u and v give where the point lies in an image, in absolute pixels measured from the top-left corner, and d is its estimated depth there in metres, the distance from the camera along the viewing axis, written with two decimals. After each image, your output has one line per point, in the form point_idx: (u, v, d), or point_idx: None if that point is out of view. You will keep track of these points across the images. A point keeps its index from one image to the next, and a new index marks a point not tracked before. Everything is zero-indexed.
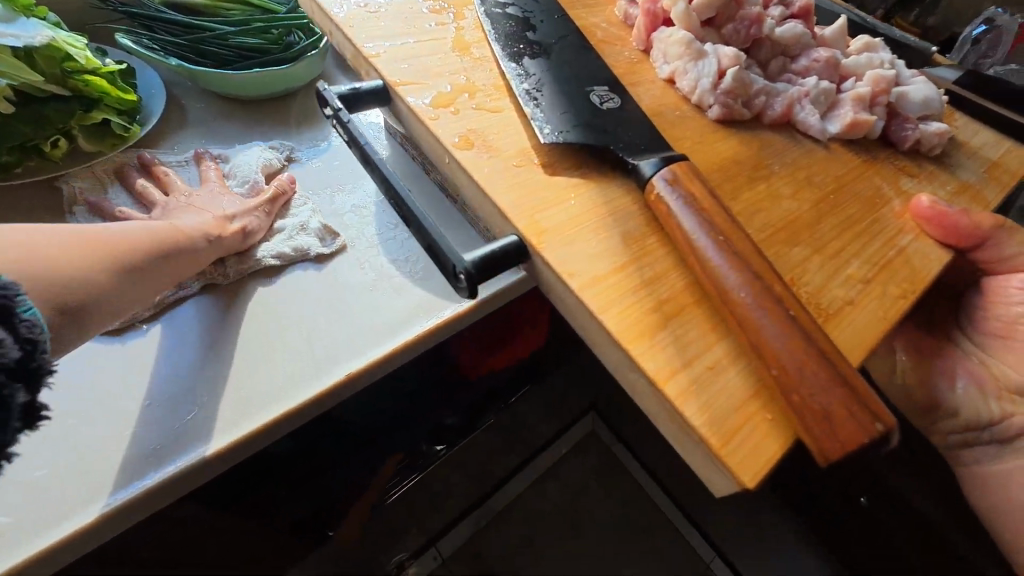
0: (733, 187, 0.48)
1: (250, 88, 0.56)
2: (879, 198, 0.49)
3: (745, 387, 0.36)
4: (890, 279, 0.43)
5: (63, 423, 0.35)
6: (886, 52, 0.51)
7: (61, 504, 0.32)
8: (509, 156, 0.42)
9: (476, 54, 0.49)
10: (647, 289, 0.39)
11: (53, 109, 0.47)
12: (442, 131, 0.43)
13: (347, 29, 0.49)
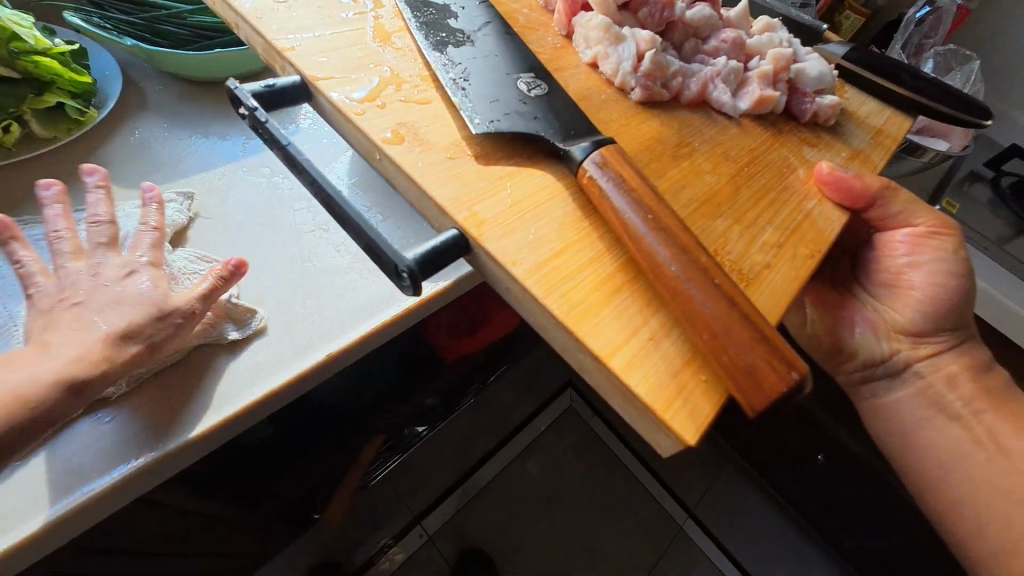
0: (659, 166, 0.48)
1: (214, 68, 0.63)
2: (788, 166, 0.55)
3: (682, 359, 0.32)
4: (798, 241, 0.46)
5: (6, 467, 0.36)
6: (781, 32, 0.64)
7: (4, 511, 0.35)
8: (442, 151, 0.40)
9: (397, 44, 0.49)
10: (584, 270, 0.35)
11: (4, 92, 0.52)
12: (371, 126, 0.40)
13: (255, 21, 0.46)
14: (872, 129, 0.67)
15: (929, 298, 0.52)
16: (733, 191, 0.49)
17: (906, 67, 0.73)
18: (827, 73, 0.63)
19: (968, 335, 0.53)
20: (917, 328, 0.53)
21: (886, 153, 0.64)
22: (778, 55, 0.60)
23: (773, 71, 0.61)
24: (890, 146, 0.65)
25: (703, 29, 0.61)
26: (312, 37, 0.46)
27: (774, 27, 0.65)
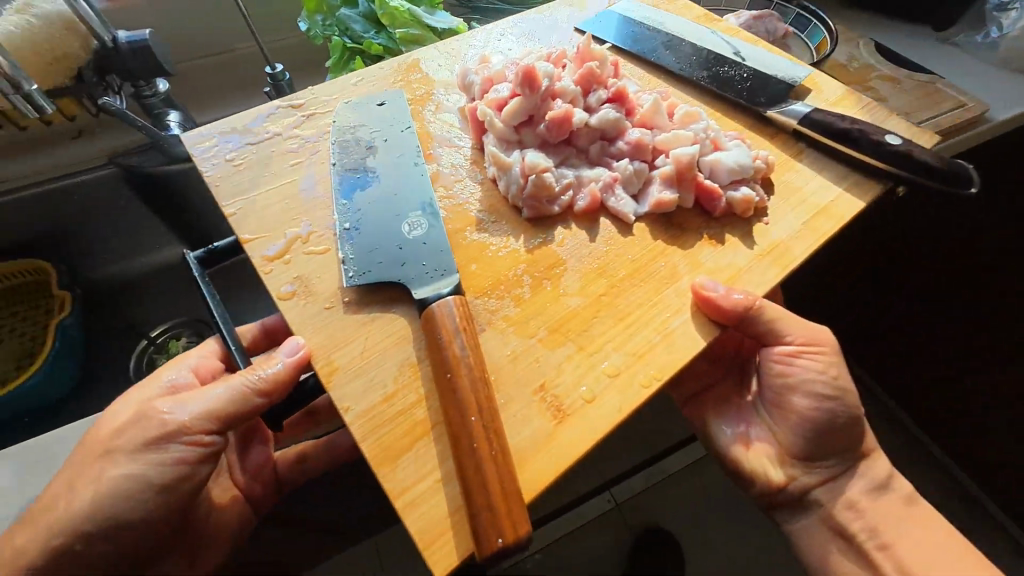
0: (525, 291, 0.54)
1: None
2: (674, 274, 0.56)
3: (455, 508, 0.40)
4: (643, 367, 0.50)
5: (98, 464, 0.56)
6: (701, 123, 0.63)
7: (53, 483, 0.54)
8: (322, 301, 0.52)
9: (317, 191, 0.60)
10: (401, 416, 0.45)
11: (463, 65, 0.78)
12: (274, 283, 0.53)
13: (215, 187, 0.61)
14: (808, 212, 0.60)
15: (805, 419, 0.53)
16: (591, 314, 0.53)
17: (878, 129, 0.60)
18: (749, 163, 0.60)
19: (857, 458, 0.55)
20: (804, 451, 0.55)
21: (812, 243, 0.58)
22: (680, 154, 0.59)
23: (677, 171, 0.60)
24: (825, 232, 0.58)
25: (609, 130, 0.63)
26: (257, 196, 0.60)
27: (697, 117, 0.64)
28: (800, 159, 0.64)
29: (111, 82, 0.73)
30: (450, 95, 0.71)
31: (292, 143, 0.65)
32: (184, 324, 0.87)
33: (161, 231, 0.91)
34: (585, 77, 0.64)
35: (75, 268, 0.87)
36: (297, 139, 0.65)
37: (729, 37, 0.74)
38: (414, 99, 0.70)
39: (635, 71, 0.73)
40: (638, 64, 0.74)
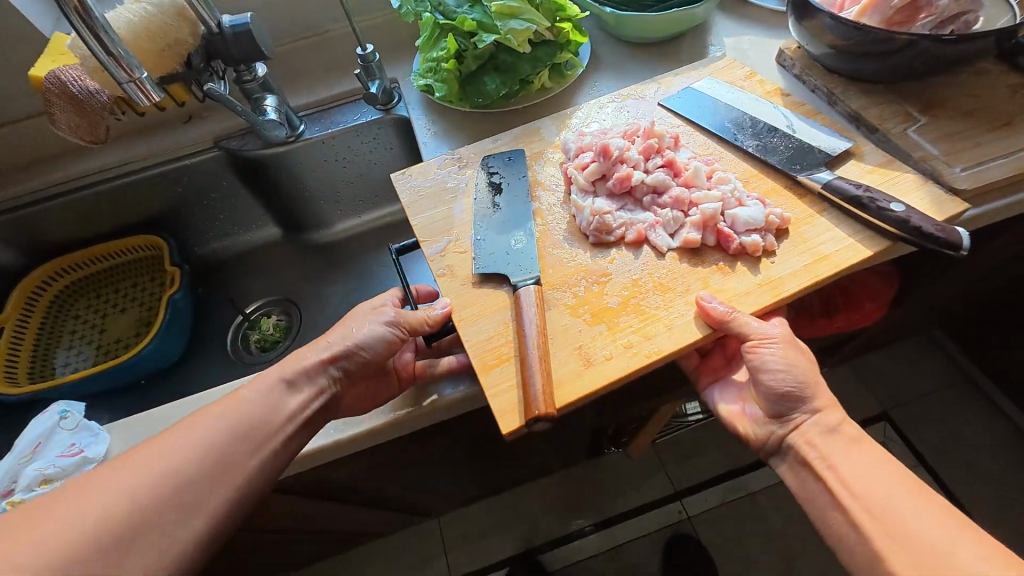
0: (587, 284, 0.55)
1: (651, 28, 0.81)
2: (683, 288, 0.53)
3: (514, 404, 0.49)
4: (661, 339, 0.51)
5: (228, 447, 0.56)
6: (733, 181, 0.58)
7: None
8: (462, 278, 0.59)
9: (459, 201, 0.65)
10: (501, 337, 0.54)
11: (543, 53, 0.73)
12: (435, 268, 0.60)
13: (396, 182, 0.69)
14: (810, 255, 0.54)
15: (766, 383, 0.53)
16: (621, 307, 0.53)
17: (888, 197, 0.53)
18: (766, 216, 0.54)
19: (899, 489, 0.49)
20: (771, 410, 0.54)
21: (832, 267, 0.53)
22: (705, 208, 0.56)
23: (702, 226, 0.56)
24: (819, 275, 0.52)
25: (661, 185, 0.60)
26: (415, 219, 0.65)
27: (725, 180, 0.59)
28: (819, 218, 0.56)
29: (216, 67, 0.74)
30: (538, 151, 0.69)
31: (449, 159, 0.70)
32: (274, 302, 1.01)
33: (258, 211, 1.01)
34: (643, 148, 0.61)
35: (183, 244, 1.01)
36: (452, 156, 0.70)
37: (792, 114, 0.67)
38: (529, 154, 0.69)
39: (698, 140, 0.66)
40: (703, 136, 0.67)
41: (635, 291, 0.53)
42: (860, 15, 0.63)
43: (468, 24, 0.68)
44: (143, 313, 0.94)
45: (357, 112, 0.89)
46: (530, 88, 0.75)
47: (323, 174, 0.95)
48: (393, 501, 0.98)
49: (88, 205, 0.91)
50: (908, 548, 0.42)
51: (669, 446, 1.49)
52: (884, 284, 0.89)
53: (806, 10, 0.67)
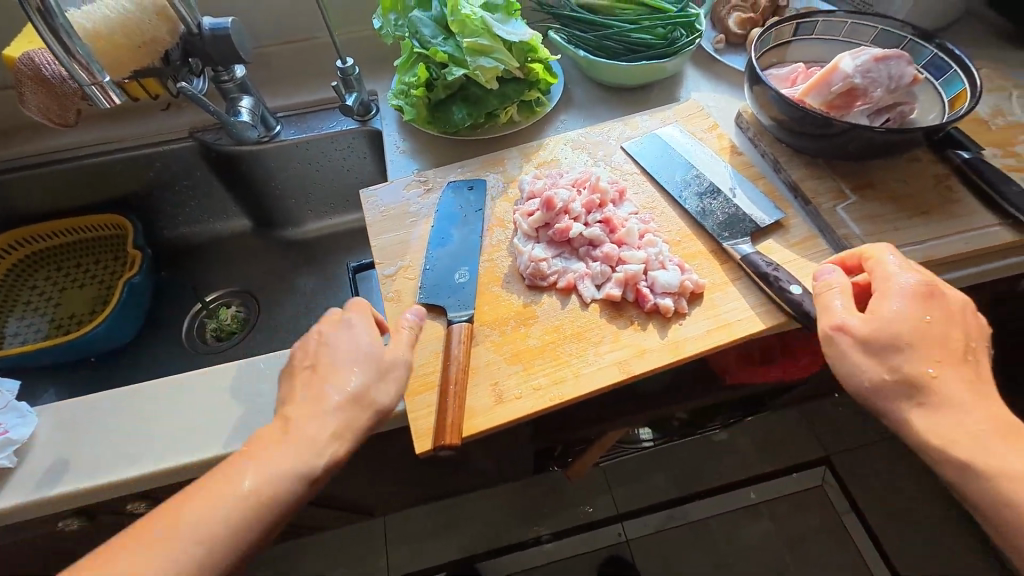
0: (513, 325, 0.58)
1: (622, 75, 0.84)
2: (597, 338, 0.57)
3: (431, 428, 0.52)
4: (561, 388, 0.53)
5: (140, 450, 0.55)
6: (661, 246, 0.62)
7: (110, 466, 0.54)
8: (403, 303, 0.61)
9: (412, 227, 0.67)
10: (423, 365, 0.56)
11: (512, 89, 0.75)
12: (383, 288, 0.62)
13: (365, 198, 0.71)
14: (714, 321, 0.57)
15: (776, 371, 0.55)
16: (539, 349, 0.56)
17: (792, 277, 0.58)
18: (680, 281, 0.58)
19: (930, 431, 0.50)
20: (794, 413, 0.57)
21: (734, 338, 0.56)
22: (629, 268, 0.59)
23: (624, 284, 0.59)
24: (716, 341, 0.56)
25: (595, 239, 0.63)
26: (378, 236, 0.67)
27: (653, 242, 0.62)
28: (730, 287, 0.60)
29: (195, 64, 0.76)
30: (497, 180, 0.72)
31: (413, 183, 0.72)
32: (233, 294, 1.02)
33: (231, 203, 1.02)
34: (584, 201, 0.64)
35: (151, 227, 1.02)
36: (416, 179, 0.73)
37: (740, 176, 0.71)
38: (490, 186, 0.71)
39: (645, 192, 0.69)
40: (652, 187, 0.70)
41: (553, 339, 0.57)
42: (802, 95, 0.67)
43: (440, 57, 0.71)
44: (101, 292, 0.94)
45: (332, 122, 0.91)
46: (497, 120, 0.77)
47: (296, 175, 0.96)
48: (334, 500, 0.99)
49: (60, 180, 0.91)
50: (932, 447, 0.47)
51: (619, 469, 1.52)
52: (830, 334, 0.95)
53: (757, 83, 0.70)
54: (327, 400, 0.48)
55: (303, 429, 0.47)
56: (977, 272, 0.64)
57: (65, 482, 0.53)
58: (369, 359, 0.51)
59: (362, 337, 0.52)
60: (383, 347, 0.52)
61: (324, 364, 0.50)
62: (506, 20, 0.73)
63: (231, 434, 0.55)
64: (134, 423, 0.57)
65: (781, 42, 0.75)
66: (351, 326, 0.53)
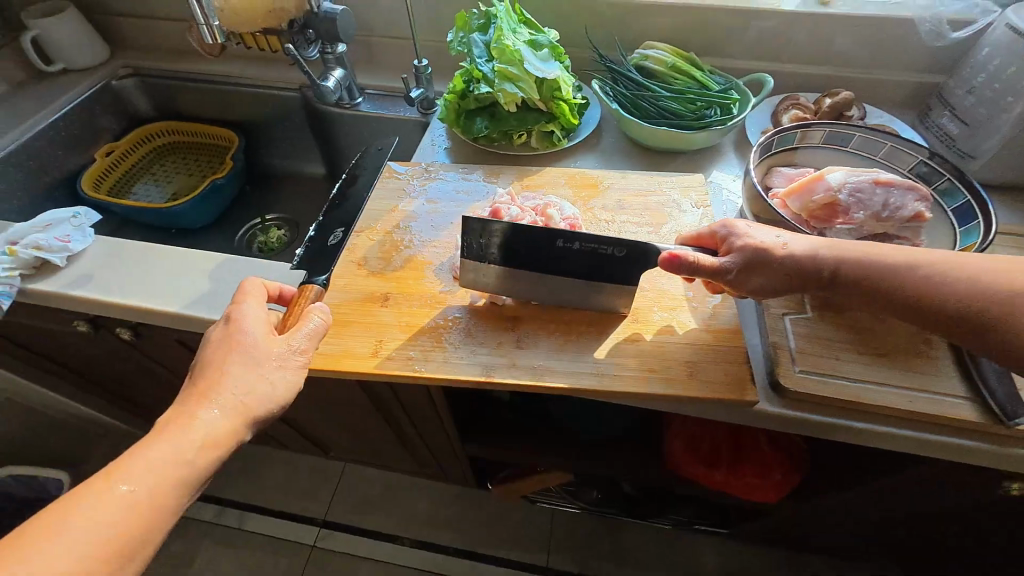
0: (421, 302, 0.65)
1: (646, 136, 0.88)
2: (481, 338, 0.62)
3: (314, 352, 0.61)
4: (430, 365, 0.60)
5: (133, 288, 0.72)
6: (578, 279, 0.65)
7: (111, 291, 0.72)
8: (353, 255, 0.71)
9: (396, 201, 0.79)
10: (336, 304, 0.66)
11: (531, 117, 0.84)
12: (346, 239, 0.74)
13: (376, 169, 0.84)
14: (592, 367, 0.59)
15: (756, 294, 0.57)
16: (430, 329, 0.63)
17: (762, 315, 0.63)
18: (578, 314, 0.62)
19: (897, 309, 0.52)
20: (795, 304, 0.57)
21: (602, 390, 0.58)
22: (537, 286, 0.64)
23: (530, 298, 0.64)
24: (582, 384, 0.58)
25: None
26: (369, 200, 0.79)
27: None
28: (625, 344, 0.61)
29: (311, 35, 0.95)
30: (485, 188, 0.80)
31: (418, 169, 0.84)
32: (286, 220, 1.22)
33: (314, 150, 1.24)
34: (529, 224, 0.69)
35: (254, 150, 1.27)
36: (422, 166, 0.84)
37: None
38: (476, 191, 0.80)
39: (602, 238, 0.73)
40: (609, 235, 0.73)
41: (446, 324, 0.63)
42: (784, 196, 0.65)
43: (477, 74, 0.82)
44: (198, 185, 1.20)
45: (400, 107, 1.07)
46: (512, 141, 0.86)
47: (363, 142, 1.14)
48: (288, 415, 1.13)
49: (207, 95, 1.20)
50: (955, 296, 0.49)
51: (564, 525, 1.46)
52: (794, 454, 0.89)
53: (748, 174, 0.68)
54: (182, 443, 0.48)
55: (134, 487, 0.45)
56: (908, 437, 0.58)
57: (80, 291, 0.72)
58: (245, 386, 0.52)
59: (242, 344, 0.54)
60: (274, 348, 0.55)
61: (222, 363, 0.52)
62: (545, 60, 0.82)
63: (190, 301, 0.70)
64: (141, 268, 0.74)
65: (802, 145, 0.74)
66: (232, 330, 0.55)
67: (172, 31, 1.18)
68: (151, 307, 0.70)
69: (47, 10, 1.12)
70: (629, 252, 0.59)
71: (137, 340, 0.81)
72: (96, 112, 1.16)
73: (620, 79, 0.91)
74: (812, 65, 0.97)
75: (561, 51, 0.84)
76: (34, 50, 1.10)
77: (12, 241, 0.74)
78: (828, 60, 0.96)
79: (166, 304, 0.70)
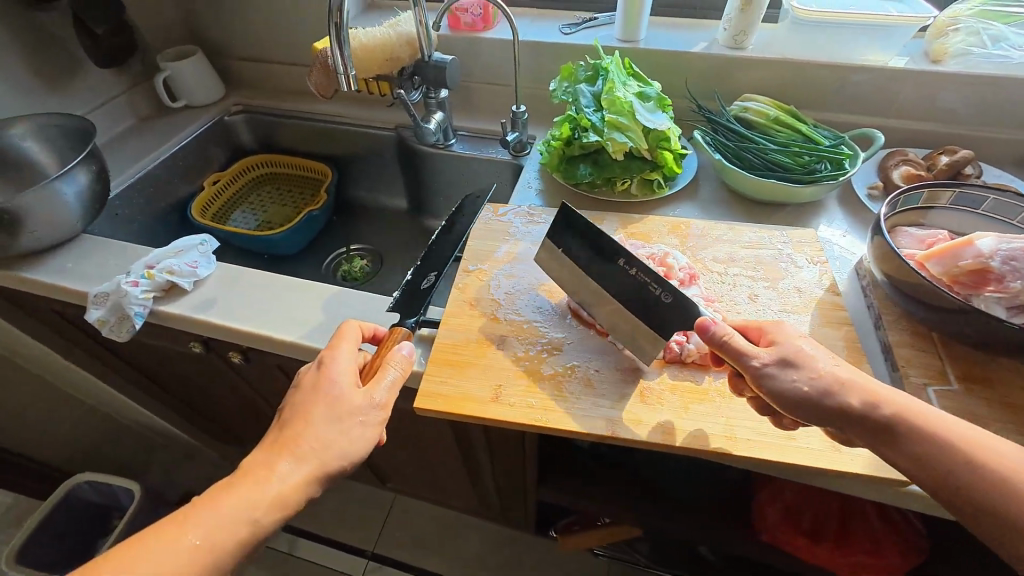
0: (538, 347, 0.65)
1: (750, 188, 0.87)
2: (601, 389, 0.61)
3: (437, 393, 0.61)
4: (551, 414, 0.59)
5: (253, 314, 0.75)
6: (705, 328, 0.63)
7: (232, 315, 0.75)
8: (466, 294, 0.73)
9: (503, 243, 0.80)
10: (454, 344, 0.66)
11: (636, 165, 0.85)
12: (459, 277, 0.75)
13: (483, 208, 0.86)
14: (722, 428, 0.57)
15: (778, 399, 0.51)
16: (549, 376, 0.62)
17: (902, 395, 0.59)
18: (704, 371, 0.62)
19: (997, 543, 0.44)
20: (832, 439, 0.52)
21: (739, 454, 0.55)
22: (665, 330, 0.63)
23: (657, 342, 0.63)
24: (713, 446, 0.55)
25: None
26: (476, 239, 0.81)
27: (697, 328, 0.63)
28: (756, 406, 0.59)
29: (418, 81, 1.01)
30: None
31: (523, 212, 0.86)
32: (369, 250, 1.26)
33: (400, 186, 1.29)
34: None
35: (343, 183, 1.34)
36: (527, 210, 0.86)
37: (822, 311, 0.68)
38: None
39: (718, 290, 0.71)
40: (723, 287, 0.72)
41: (565, 372, 0.62)
42: (923, 259, 0.63)
43: (584, 122, 0.83)
44: (291, 214, 1.26)
45: (494, 149, 1.11)
46: (614, 187, 0.87)
47: (451, 179, 1.18)
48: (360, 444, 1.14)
49: (306, 131, 1.28)
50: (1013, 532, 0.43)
51: None
52: (911, 539, 0.84)
53: (878, 234, 0.67)
54: (247, 496, 0.48)
55: (197, 540, 0.46)
56: None
57: (205, 313, 0.76)
58: (324, 441, 0.52)
59: (330, 393, 0.54)
60: (356, 401, 0.55)
61: (308, 407, 0.53)
62: (653, 111, 0.84)
63: (307, 331, 0.73)
64: (261, 296, 0.78)
65: (929, 204, 0.71)
66: (322, 379, 0.56)
67: (283, 73, 1.27)
68: (269, 335, 0.73)
69: (177, 52, 1.23)
70: (676, 301, 0.58)
71: (243, 365, 0.84)
72: (209, 144, 1.24)
73: (722, 129, 0.92)
74: (922, 120, 0.95)
75: (669, 102, 0.85)
76: (163, 88, 1.21)
77: (149, 265, 0.79)
78: (941, 116, 0.93)
79: (283, 333, 0.73)
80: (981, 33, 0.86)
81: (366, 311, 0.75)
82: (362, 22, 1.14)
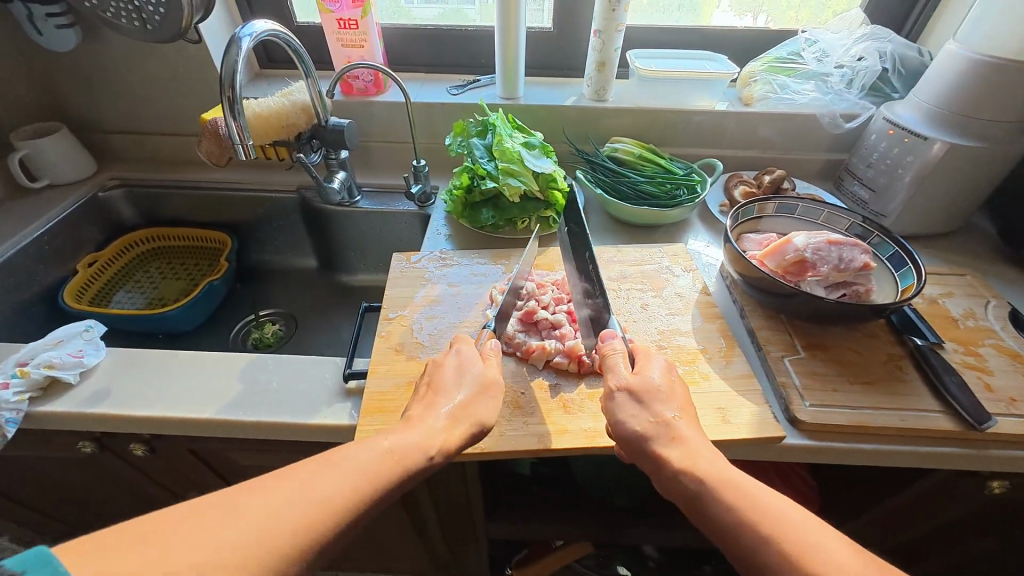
0: None
1: (629, 215, 1.01)
2: (530, 409, 0.66)
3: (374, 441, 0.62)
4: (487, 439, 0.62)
5: (155, 397, 0.70)
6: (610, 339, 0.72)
7: (129, 402, 0.69)
8: (391, 341, 0.75)
9: (421, 287, 0.84)
10: (386, 392, 0.68)
11: (532, 205, 0.95)
12: (382, 326, 0.77)
13: (397, 258, 0.90)
14: None
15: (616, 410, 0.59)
16: None
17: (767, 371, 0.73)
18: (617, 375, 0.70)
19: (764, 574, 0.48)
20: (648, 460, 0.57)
21: None
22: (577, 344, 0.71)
23: (571, 357, 0.71)
24: None
25: (556, 325, 0.76)
26: (394, 288, 0.84)
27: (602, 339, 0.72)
28: None
29: (315, 144, 1.04)
30: (500, 270, 0.88)
31: (436, 257, 0.91)
32: (280, 314, 1.22)
33: (308, 245, 1.28)
34: (555, 297, 0.81)
35: (244, 248, 1.29)
36: (439, 255, 0.92)
37: (699, 310, 0.81)
38: (493, 273, 0.88)
39: (616, 304, 0.82)
40: (620, 301, 0.82)
41: None
42: (762, 257, 0.79)
43: (481, 171, 0.93)
44: (187, 287, 1.19)
45: (400, 202, 1.16)
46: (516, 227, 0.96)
47: (360, 234, 1.20)
48: None
49: (197, 200, 1.23)
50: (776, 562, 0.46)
51: None
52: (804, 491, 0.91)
53: (727, 241, 0.82)
54: (339, 475, 0.47)
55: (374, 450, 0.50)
56: (907, 453, 0.67)
57: (95, 404, 0.69)
58: (468, 395, 0.59)
59: (465, 366, 0.62)
60: (479, 378, 0.62)
61: (445, 376, 0.61)
62: (539, 156, 0.96)
63: (222, 404, 0.69)
64: (167, 377, 0.73)
65: (760, 214, 0.89)
66: (462, 360, 0.63)
67: (167, 144, 1.23)
68: (178, 416, 0.68)
69: (36, 130, 1.14)
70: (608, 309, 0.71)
71: (148, 456, 0.76)
72: (82, 224, 1.14)
73: (599, 167, 1.07)
74: (747, 149, 1.19)
75: (551, 148, 0.98)
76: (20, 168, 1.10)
77: (19, 362, 0.71)
78: (760, 145, 1.18)
79: (194, 411, 0.69)
80: (773, 82, 1.12)
81: (286, 375, 0.73)
82: (251, 90, 1.16)
